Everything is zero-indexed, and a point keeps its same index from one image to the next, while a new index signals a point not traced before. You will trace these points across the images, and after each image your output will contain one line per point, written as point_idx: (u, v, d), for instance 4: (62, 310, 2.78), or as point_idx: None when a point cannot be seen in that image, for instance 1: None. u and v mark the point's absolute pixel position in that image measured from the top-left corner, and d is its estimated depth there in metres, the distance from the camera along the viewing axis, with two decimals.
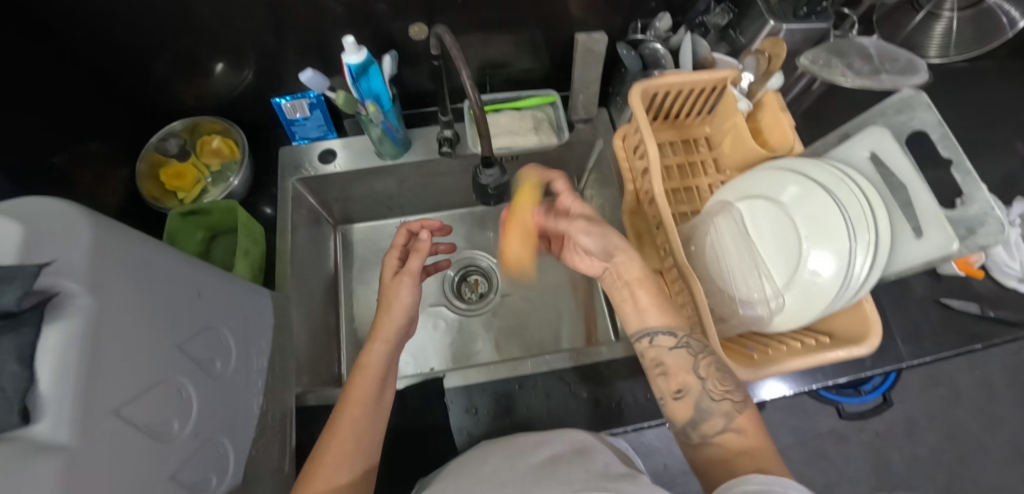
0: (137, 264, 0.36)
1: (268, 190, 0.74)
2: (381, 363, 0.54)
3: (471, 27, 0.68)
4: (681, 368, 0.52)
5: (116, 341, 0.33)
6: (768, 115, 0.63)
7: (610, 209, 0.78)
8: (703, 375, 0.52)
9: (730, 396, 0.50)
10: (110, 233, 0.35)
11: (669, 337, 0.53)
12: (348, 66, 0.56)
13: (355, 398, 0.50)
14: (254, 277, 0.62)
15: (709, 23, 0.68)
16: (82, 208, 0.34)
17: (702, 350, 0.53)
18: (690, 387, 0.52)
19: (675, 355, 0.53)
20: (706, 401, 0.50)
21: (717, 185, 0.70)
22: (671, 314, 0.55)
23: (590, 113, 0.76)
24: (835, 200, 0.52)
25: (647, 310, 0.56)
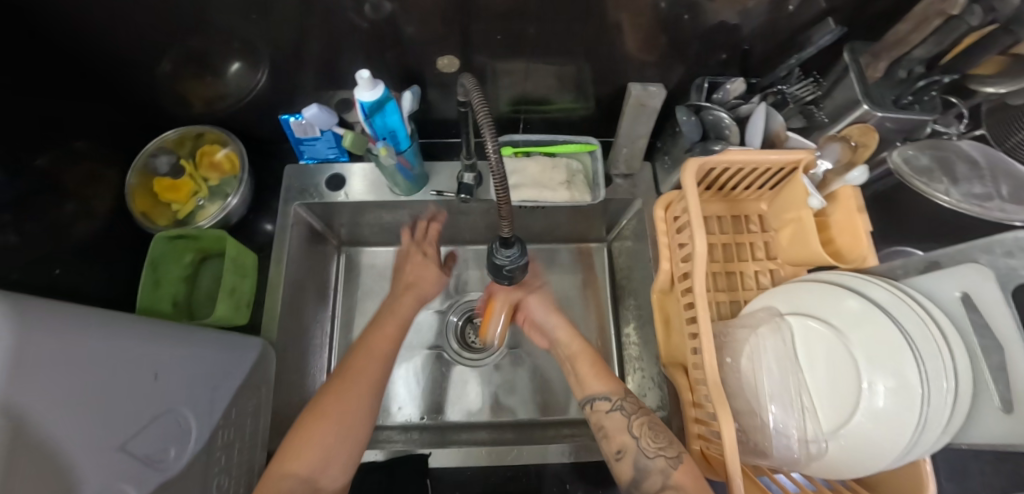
0: (79, 362, 0.33)
1: (269, 209, 0.68)
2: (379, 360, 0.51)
3: (511, 58, 0.59)
4: (617, 429, 0.49)
5: (45, 465, 0.28)
6: (841, 212, 0.54)
7: (638, 276, 0.69)
8: (638, 434, 0.48)
9: (664, 451, 0.45)
10: (46, 332, 0.31)
11: (604, 400, 0.52)
12: (360, 103, 0.49)
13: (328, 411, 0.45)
14: (237, 316, 0.57)
15: (789, 96, 0.60)
16: (8, 307, 0.29)
17: (638, 411, 0.50)
18: (627, 448, 0.47)
19: (612, 418, 0.50)
20: (643, 460, 0.45)
21: (765, 274, 0.61)
22: (611, 378, 0.54)
23: (631, 168, 0.67)
24: (908, 343, 0.44)
25: (587, 378, 0.55)
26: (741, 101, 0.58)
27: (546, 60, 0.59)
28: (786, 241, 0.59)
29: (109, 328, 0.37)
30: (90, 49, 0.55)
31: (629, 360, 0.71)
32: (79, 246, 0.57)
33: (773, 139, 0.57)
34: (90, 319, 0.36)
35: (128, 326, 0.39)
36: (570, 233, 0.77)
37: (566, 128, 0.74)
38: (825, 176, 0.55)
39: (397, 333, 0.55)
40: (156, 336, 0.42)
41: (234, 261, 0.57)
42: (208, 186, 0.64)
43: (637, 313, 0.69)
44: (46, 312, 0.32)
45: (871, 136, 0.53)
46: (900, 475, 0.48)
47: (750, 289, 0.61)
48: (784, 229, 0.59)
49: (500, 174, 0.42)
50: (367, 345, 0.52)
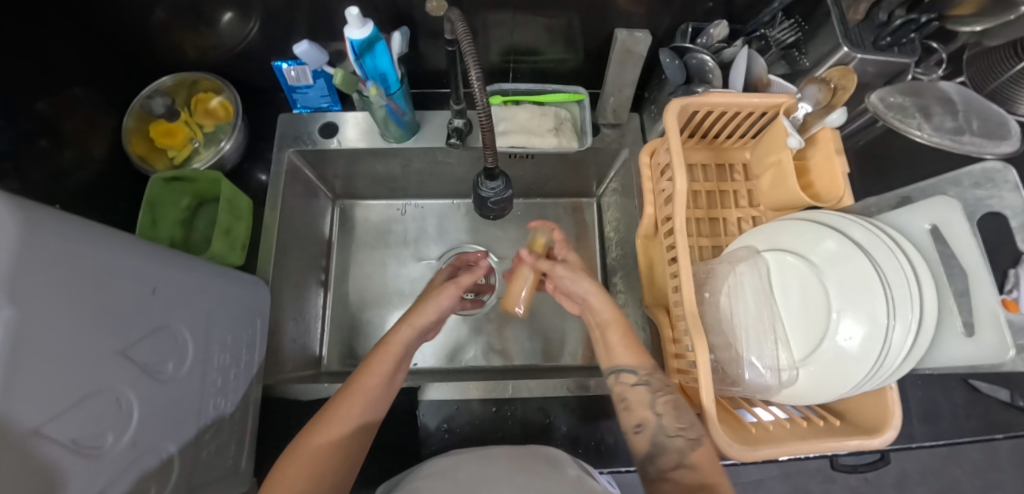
0: (79, 268, 0.34)
1: (263, 157, 0.69)
2: (378, 386, 0.48)
3: (501, 6, 0.60)
4: (640, 403, 0.49)
5: (49, 355, 0.30)
6: (820, 156, 0.56)
7: (625, 226, 0.70)
8: (660, 411, 0.48)
9: (686, 431, 0.46)
10: (48, 233, 0.32)
11: (631, 374, 0.50)
12: (350, 41, 0.50)
13: (361, 384, 0.47)
14: (232, 255, 0.59)
15: (772, 40, 0.60)
16: (9, 204, 0.30)
17: (663, 388, 0.49)
18: (648, 424, 0.48)
19: (636, 392, 0.50)
20: (663, 438, 0.46)
21: (747, 220, 0.63)
22: (640, 352, 0.52)
23: (619, 118, 0.68)
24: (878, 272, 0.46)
25: (614, 348, 0.52)
26: (724, 45, 0.58)
27: (535, 8, 0.60)
28: (767, 187, 0.61)
29: (108, 240, 0.38)
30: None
31: None
32: (77, 188, 0.58)
33: (755, 84, 0.58)
34: (90, 231, 0.37)
35: (127, 242, 0.41)
36: (560, 186, 0.78)
37: (556, 81, 0.75)
38: (805, 120, 0.57)
39: (402, 346, 0.52)
40: (153, 255, 0.43)
41: (229, 202, 0.59)
42: (203, 133, 0.66)
43: (623, 262, 0.71)
44: (46, 214, 0.33)
45: (850, 77, 0.53)
46: (865, 401, 0.50)
47: (731, 235, 0.63)
48: (765, 175, 0.61)
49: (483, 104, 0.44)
50: (368, 362, 0.49)
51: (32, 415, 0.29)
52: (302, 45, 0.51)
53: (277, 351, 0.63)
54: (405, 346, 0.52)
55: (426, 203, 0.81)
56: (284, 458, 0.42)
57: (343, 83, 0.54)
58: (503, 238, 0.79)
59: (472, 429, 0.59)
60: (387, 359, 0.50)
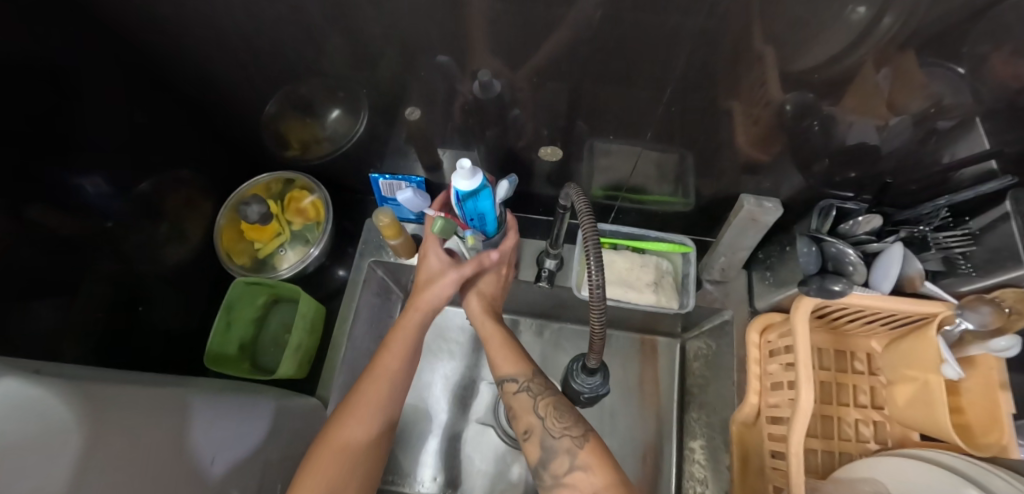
0: (131, 448, 0.34)
1: (344, 254, 0.68)
2: (407, 344, 0.50)
3: (614, 146, 0.56)
4: (523, 410, 0.47)
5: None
6: (977, 383, 0.48)
7: (715, 392, 0.62)
8: (543, 415, 0.46)
9: (569, 431, 0.43)
10: (109, 419, 0.34)
11: (512, 382, 0.48)
12: (456, 190, 0.47)
13: (382, 370, 0.48)
14: (297, 373, 0.56)
15: (931, 238, 0.51)
16: (69, 395, 0.33)
17: (544, 391, 0.47)
18: (532, 430, 0.45)
19: (519, 400, 0.47)
20: (549, 440, 0.44)
21: (869, 425, 0.54)
22: (523, 358, 0.50)
23: (725, 276, 0.61)
24: None
25: (498, 359, 0.50)
26: (870, 238, 0.51)
27: (654, 147, 0.55)
28: (900, 401, 0.51)
29: (174, 408, 0.40)
30: (187, 82, 0.56)
31: (689, 481, 0.64)
32: (164, 270, 0.59)
33: (903, 283, 0.50)
34: (152, 403, 0.39)
35: (193, 405, 0.42)
36: (641, 325, 0.71)
37: (656, 219, 0.70)
38: (960, 335, 0.49)
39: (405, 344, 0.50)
40: (217, 413, 0.44)
41: (304, 316, 0.57)
42: (291, 229, 0.65)
43: (709, 433, 0.62)
44: (114, 396, 0.36)
45: None
46: None
47: (847, 439, 0.54)
48: (902, 384, 0.52)
49: (599, 288, 0.38)
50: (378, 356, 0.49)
51: None
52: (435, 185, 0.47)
53: None
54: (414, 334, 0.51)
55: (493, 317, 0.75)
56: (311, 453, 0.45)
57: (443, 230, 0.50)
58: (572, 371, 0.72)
59: None
60: (408, 337, 0.50)
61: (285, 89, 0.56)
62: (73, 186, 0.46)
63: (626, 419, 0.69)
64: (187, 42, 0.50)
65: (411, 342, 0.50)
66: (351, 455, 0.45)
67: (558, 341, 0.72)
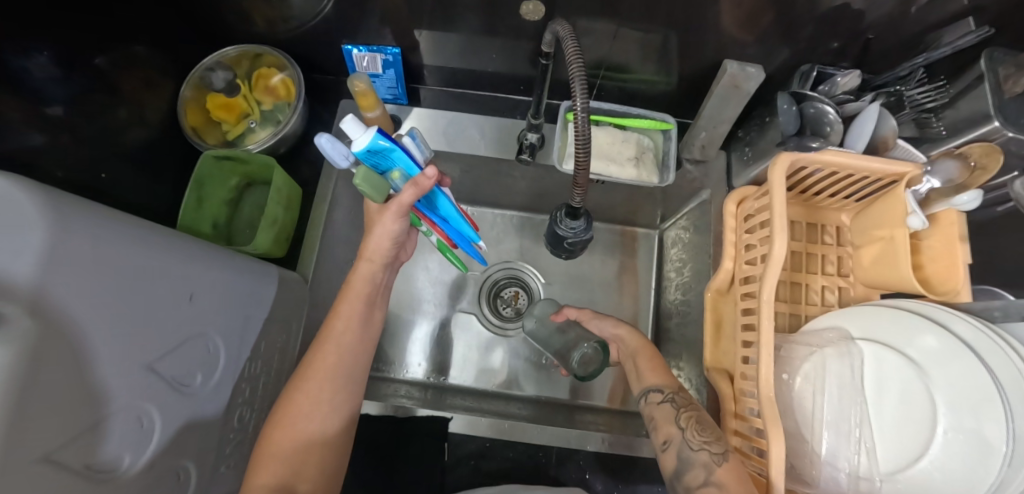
0: (111, 272, 0.30)
1: (319, 141, 0.66)
2: (351, 344, 0.47)
3: (601, 18, 0.54)
4: (665, 420, 0.48)
5: (71, 370, 0.27)
6: (937, 239, 0.49)
7: (691, 272, 0.64)
8: (684, 426, 0.46)
9: (709, 445, 0.43)
10: (87, 236, 0.28)
11: (658, 392, 0.50)
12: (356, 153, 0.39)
13: (318, 377, 0.46)
14: (275, 248, 0.56)
15: (906, 98, 0.53)
16: (41, 203, 0.26)
17: (689, 406, 0.48)
18: (673, 439, 0.46)
19: (662, 410, 0.49)
20: (688, 451, 0.44)
21: (833, 290, 0.57)
22: (666, 371, 0.52)
23: (705, 156, 0.62)
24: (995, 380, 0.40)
25: (643, 369, 0.52)
26: (849, 98, 0.52)
27: (641, 20, 0.53)
28: (866, 261, 0.54)
29: (150, 239, 0.35)
30: None
31: (665, 357, 0.68)
32: (130, 153, 0.55)
33: (877, 145, 0.51)
34: (127, 230, 0.33)
35: (171, 242, 0.37)
36: (622, 213, 0.73)
37: (639, 103, 0.69)
38: (927, 195, 0.50)
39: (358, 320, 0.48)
40: (197, 256, 0.40)
41: (279, 191, 0.56)
42: (260, 110, 0.62)
43: (683, 310, 0.65)
44: (87, 213, 0.30)
45: (995, 158, 0.47)
46: None
47: (813, 304, 0.57)
48: (867, 247, 0.54)
49: (584, 110, 0.38)
50: (302, 384, 0.45)
51: (46, 440, 0.26)
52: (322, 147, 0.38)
53: None
54: (343, 352, 0.47)
55: (471, 210, 0.76)
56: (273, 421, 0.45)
57: (370, 187, 0.42)
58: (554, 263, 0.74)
59: (500, 471, 0.56)
60: (355, 304, 0.47)
61: None
62: (17, 62, 0.41)
63: (606, 306, 0.72)
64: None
65: (360, 306, 0.48)
66: (301, 435, 0.44)
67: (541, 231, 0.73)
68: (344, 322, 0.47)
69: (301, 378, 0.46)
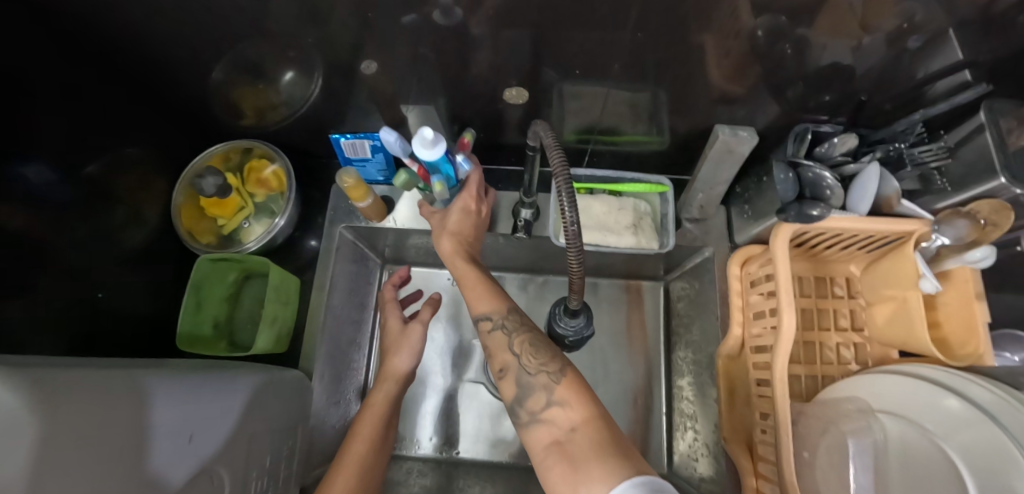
0: (107, 444, 0.30)
1: (315, 223, 0.66)
2: (382, 419, 0.53)
3: (585, 86, 0.54)
4: (498, 348, 0.43)
5: None
6: (953, 296, 0.48)
7: (699, 329, 0.63)
8: (518, 352, 0.42)
9: (545, 367, 0.40)
10: (62, 410, 0.27)
11: (486, 319, 0.45)
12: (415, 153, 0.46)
13: (362, 433, 0.51)
14: (276, 346, 0.55)
15: (907, 155, 0.50)
16: (28, 394, 0.26)
17: (520, 328, 0.44)
18: (509, 367, 0.42)
19: (492, 338, 0.44)
20: (525, 377, 0.40)
21: (850, 347, 0.55)
22: (498, 294, 0.47)
23: (704, 214, 0.61)
24: None
25: (473, 296, 0.47)
26: (847, 160, 0.50)
27: (626, 86, 0.53)
28: (881, 319, 0.52)
29: (136, 392, 0.34)
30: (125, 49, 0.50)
31: (679, 416, 0.66)
32: (128, 258, 0.55)
33: (880, 204, 0.50)
34: (108, 390, 0.32)
35: (159, 387, 0.36)
36: (626, 270, 0.72)
37: (632, 162, 0.68)
38: (937, 251, 0.50)
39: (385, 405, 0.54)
40: (190, 392, 0.39)
41: (277, 288, 0.55)
42: (254, 203, 0.62)
43: (695, 369, 0.64)
44: (67, 384, 0.29)
45: (1005, 216, 0.44)
46: None
47: (829, 363, 0.55)
48: (880, 304, 0.53)
49: (575, 225, 0.37)
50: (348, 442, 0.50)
51: None
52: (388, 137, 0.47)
53: (319, 443, 0.59)
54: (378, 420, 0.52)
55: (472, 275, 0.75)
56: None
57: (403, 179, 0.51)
58: None
59: None
60: (372, 423, 0.52)
61: (230, 52, 0.52)
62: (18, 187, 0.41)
63: (615, 365, 0.70)
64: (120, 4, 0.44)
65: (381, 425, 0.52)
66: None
67: (543, 293, 0.72)
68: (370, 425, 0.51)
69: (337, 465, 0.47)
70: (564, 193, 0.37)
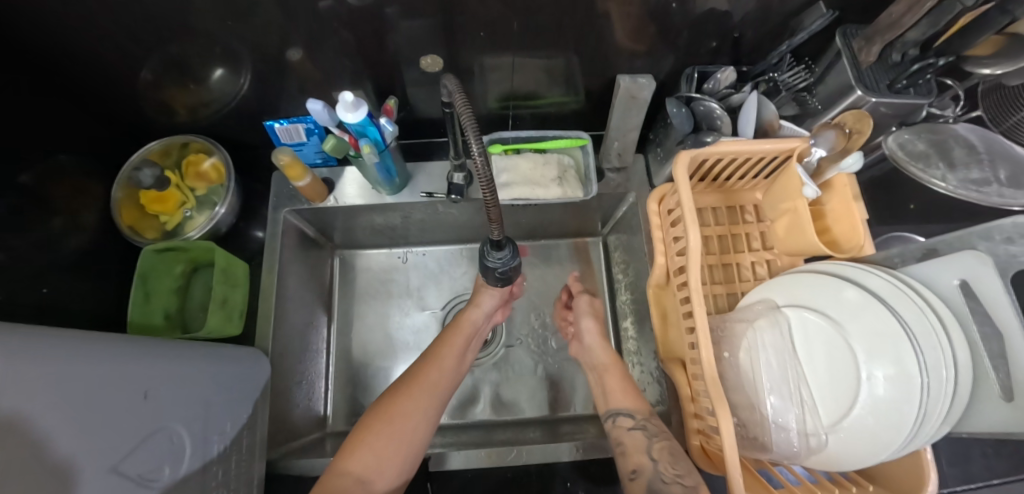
0: (65, 392, 0.31)
1: (260, 213, 0.68)
2: (449, 363, 0.58)
3: (498, 55, 0.58)
4: (636, 448, 0.50)
5: (34, 482, 0.27)
6: (837, 202, 0.54)
7: (634, 270, 0.68)
8: (656, 457, 0.48)
9: (681, 477, 0.45)
10: (11, 361, 0.29)
11: (628, 418, 0.54)
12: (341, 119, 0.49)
13: (429, 379, 0.54)
14: (229, 327, 0.57)
15: (780, 83, 0.59)
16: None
17: (659, 434, 0.51)
18: (644, 468, 0.48)
19: (632, 436, 0.52)
20: (658, 483, 0.46)
21: (762, 264, 0.61)
22: (638, 398, 0.57)
23: (624, 162, 0.67)
24: (896, 320, 0.45)
25: (613, 395, 0.58)
26: (732, 91, 0.58)
27: (535, 54, 0.58)
28: (781, 232, 0.59)
29: (85, 352, 0.35)
30: (50, 58, 0.51)
31: (626, 354, 0.71)
32: (69, 261, 0.56)
33: (765, 128, 0.56)
34: (56, 347, 0.33)
35: (111, 349, 0.37)
36: (565, 228, 0.77)
37: (556, 124, 0.74)
38: (819, 164, 0.55)
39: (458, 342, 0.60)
40: (142, 356, 0.40)
41: (224, 270, 0.57)
42: (195, 196, 0.64)
43: (634, 308, 0.69)
44: (21, 338, 0.31)
45: (866, 123, 0.51)
46: (900, 465, 0.47)
47: (746, 280, 0.61)
48: (780, 219, 0.59)
49: (484, 168, 0.38)
50: (425, 360, 0.56)
51: None
52: (314, 105, 0.48)
53: (284, 418, 0.60)
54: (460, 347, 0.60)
55: (423, 251, 0.79)
56: (372, 415, 0.50)
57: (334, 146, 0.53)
58: None
59: None
60: (447, 356, 0.58)
61: (158, 52, 0.54)
62: None
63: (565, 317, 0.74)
64: (44, 9, 0.46)
65: (450, 372, 0.57)
66: (395, 434, 0.48)
67: None
68: (450, 348, 0.59)
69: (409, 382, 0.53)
70: (471, 128, 0.38)
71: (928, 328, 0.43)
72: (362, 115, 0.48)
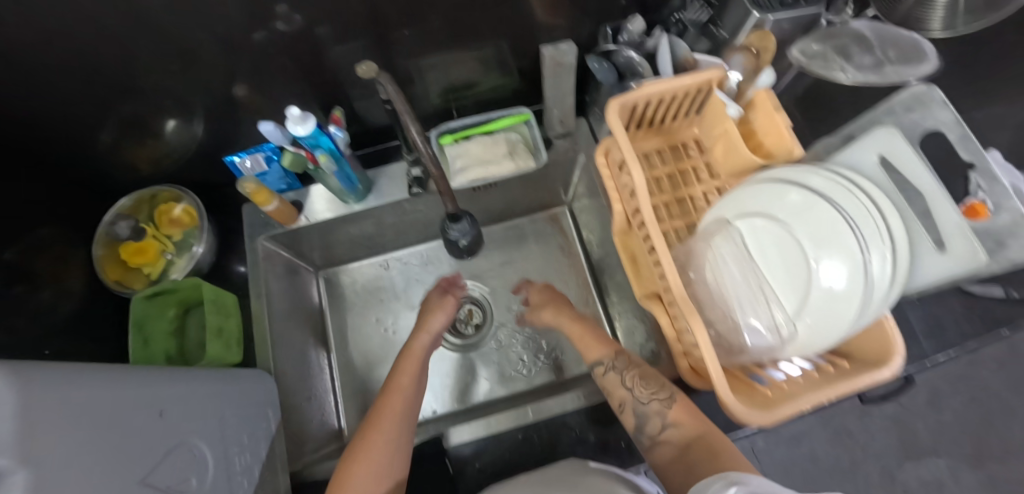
0: (85, 414, 0.32)
1: (238, 248, 0.71)
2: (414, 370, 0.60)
3: (429, 53, 0.62)
4: (614, 386, 0.54)
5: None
6: (761, 116, 0.57)
7: (600, 226, 0.72)
8: (631, 385, 0.52)
9: (656, 395, 0.50)
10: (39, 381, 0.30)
11: (600, 364, 0.57)
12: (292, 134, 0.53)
13: (396, 389, 0.57)
14: (230, 354, 0.60)
15: (687, 22, 0.64)
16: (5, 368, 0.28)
17: (629, 366, 0.55)
18: (626, 400, 0.52)
19: (608, 377, 0.55)
20: (640, 407, 0.50)
21: (713, 192, 0.64)
22: (605, 342, 0.59)
23: (567, 127, 0.71)
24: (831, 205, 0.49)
25: (589, 346, 0.60)
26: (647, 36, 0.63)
27: (463, 45, 0.62)
28: (722, 157, 0.63)
29: (99, 374, 0.36)
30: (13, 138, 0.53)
31: (611, 306, 0.75)
32: (65, 324, 0.58)
33: (683, 64, 0.61)
34: (93, 366, 0.37)
35: (123, 374, 0.38)
36: (530, 203, 0.81)
37: (499, 107, 0.78)
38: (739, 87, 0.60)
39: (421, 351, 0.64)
40: (153, 378, 0.41)
41: (213, 303, 0.60)
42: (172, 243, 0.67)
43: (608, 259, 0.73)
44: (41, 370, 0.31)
45: (768, 38, 0.56)
46: (871, 336, 0.50)
47: (702, 210, 0.65)
48: (717, 146, 0.63)
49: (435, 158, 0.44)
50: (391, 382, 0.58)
51: None
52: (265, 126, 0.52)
53: (298, 432, 0.63)
54: (422, 352, 0.63)
55: (402, 254, 0.83)
56: (357, 443, 0.51)
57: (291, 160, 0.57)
58: (488, 267, 0.81)
59: (503, 463, 0.60)
60: (407, 374, 0.59)
61: (113, 112, 0.57)
62: None
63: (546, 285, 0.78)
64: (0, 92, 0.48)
65: (416, 368, 0.60)
66: (382, 455, 0.49)
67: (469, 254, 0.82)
68: (408, 375, 0.59)
69: (379, 407, 0.54)
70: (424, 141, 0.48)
71: (860, 205, 0.48)
72: (311, 127, 0.52)
